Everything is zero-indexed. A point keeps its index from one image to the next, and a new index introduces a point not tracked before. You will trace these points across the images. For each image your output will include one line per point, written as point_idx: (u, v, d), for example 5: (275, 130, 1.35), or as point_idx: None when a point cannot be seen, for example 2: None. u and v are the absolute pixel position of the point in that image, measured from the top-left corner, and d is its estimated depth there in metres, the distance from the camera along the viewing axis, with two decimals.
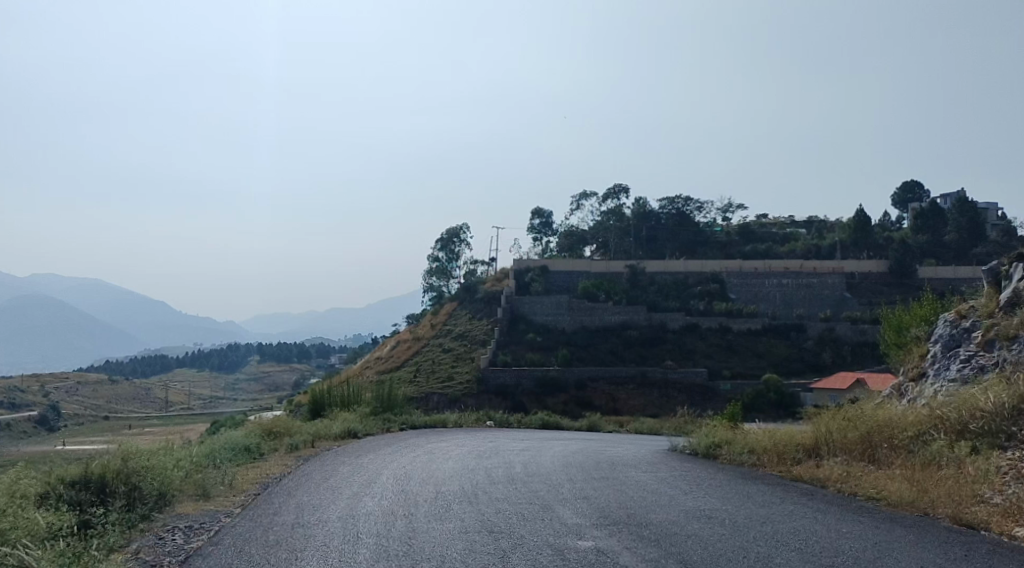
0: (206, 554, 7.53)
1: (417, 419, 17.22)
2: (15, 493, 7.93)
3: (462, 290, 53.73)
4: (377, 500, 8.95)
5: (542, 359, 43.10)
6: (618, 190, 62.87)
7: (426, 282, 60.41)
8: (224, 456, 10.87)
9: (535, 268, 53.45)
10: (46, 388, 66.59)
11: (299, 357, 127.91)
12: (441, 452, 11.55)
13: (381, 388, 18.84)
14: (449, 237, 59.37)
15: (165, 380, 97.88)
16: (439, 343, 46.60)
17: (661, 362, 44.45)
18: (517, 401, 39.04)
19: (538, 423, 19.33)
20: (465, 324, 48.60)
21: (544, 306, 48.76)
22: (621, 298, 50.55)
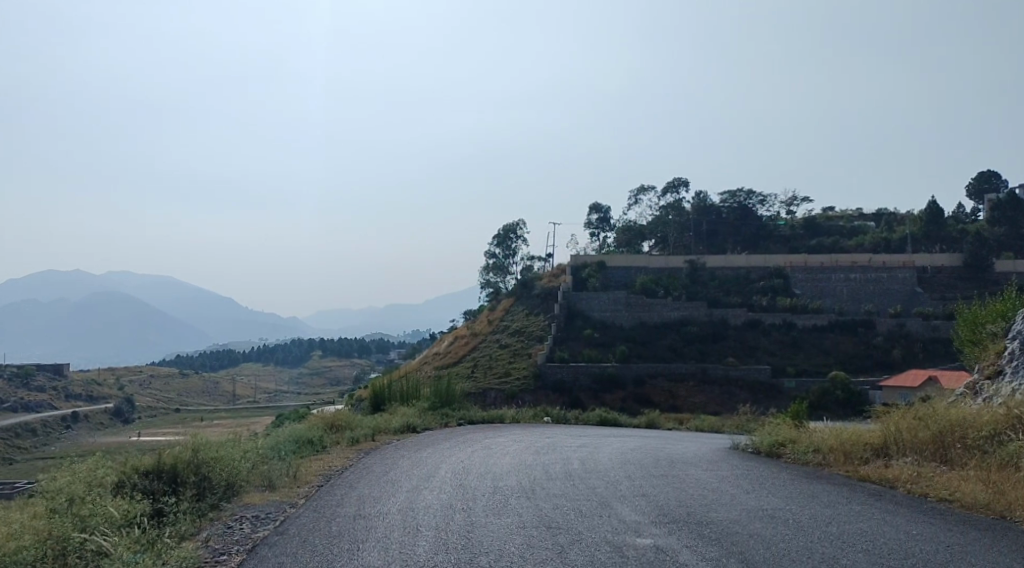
0: (272, 543, 7.76)
1: (475, 414, 17.33)
2: (93, 483, 8.31)
3: (519, 286, 53.80)
4: (436, 493, 9.04)
5: (600, 356, 42.84)
6: (677, 183, 61.90)
7: (483, 278, 60.71)
8: (288, 448, 11.13)
9: (593, 263, 53.13)
10: (122, 382, 69.70)
11: (360, 352, 130.46)
12: (498, 447, 11.57)
13: (439, 383, 19.00)
14: (506, 233, 59.49)
15: (232, 374, 101.26)
16: (497, 339, 46.80)
17: (722, 358, 43.68)
18: (575, 398, 38.93)
19: (596, 420, 19.21)
20: (523, 320, 48.67)
21: (602, 302, 48.46)
22: (681, 293, 49.79)
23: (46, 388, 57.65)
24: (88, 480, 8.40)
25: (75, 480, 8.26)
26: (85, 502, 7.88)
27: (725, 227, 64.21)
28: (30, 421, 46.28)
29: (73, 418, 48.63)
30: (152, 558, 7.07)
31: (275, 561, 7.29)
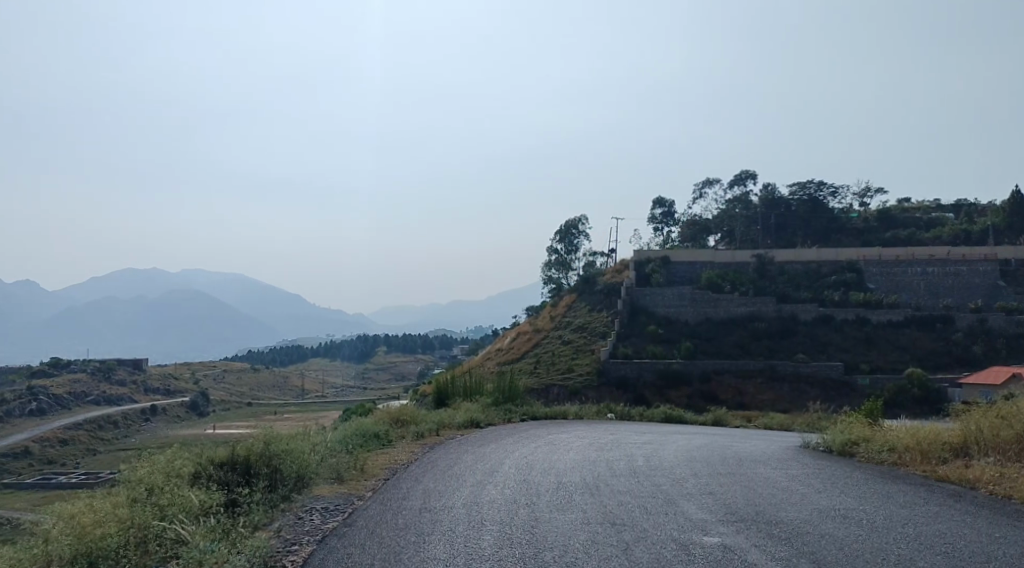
0: (341, 534, 7.93)
1: (538, 410, 17.31)
2: (171, 473, 8.66)
3: (581, 283, 53.51)
4: (500, 488, 9.08)
5: (664, 352, 42.26)
6: (745, 176, 60.48)
7: (545, 274, 60.67)
8: (355, 442, 11.34)
9: (656, 259, 52.48)
10: (198, 377, 72.47)
11: (424, 348, 132.24)
12: (561, 444, 11.54)
13: (502, 378, 19.06)
14: (568, 228, 59.24)
15: (301, 370, 104.13)
16: (559, 335, 46.67)
17: (792, 355, 42.58)
18: (639, 394, 38.51)
19: (661, 416, 18.99)
20: (585, 316, 48.44)
21: (666, 298, 47.79)
22: (749, 288, 48.68)
23: (127, 382, 60.39)
24: (167, 472, 8.77)
25: (155, 471, 8.64)
26: (165, 492, 8.24)
27: (794, 221, 62.42)
28: (112, 413, 48.60)
29: (152, 411, 50.82)
30: (226, 547, 7.35)
31: (344, 552, 7.47)
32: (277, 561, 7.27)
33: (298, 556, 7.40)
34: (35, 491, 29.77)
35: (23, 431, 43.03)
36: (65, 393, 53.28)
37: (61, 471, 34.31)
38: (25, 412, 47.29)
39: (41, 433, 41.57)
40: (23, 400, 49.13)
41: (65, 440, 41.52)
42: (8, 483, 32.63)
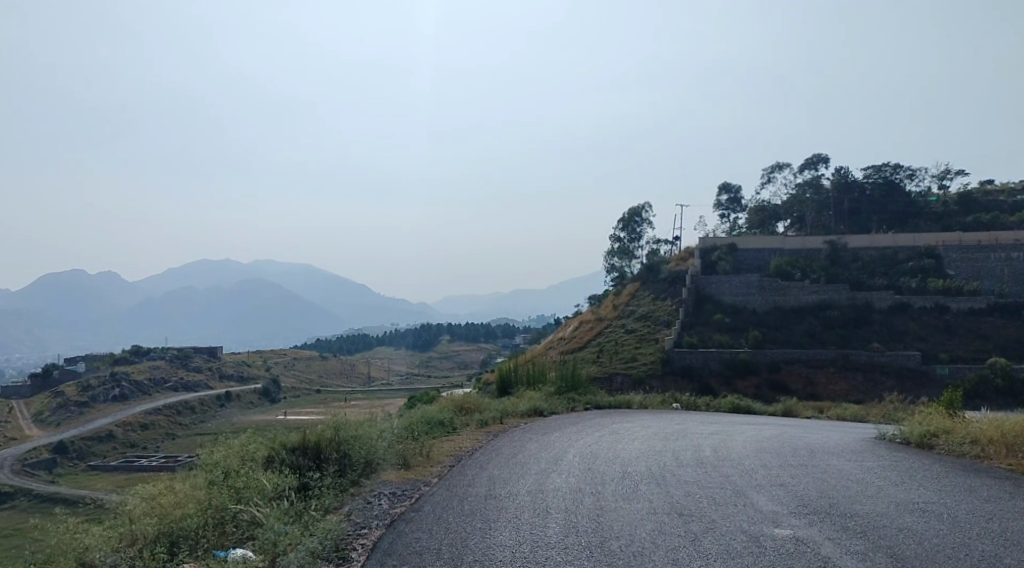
0: (409, 519, 8.08)
1: (603, 399, 17.25)
2: (246, 457, 8.97)
3: (645, 271, 52.69)
4: (565, 477, 9.08)
5: (731, 341, 41.41)
6: (818, 159, 58.51)
7: (608, 262, 59.88)
8: (421, 429, 11.50)
9: (723, 246, 51.30)
10: (269, 364, 74.89)
11: (486, 336, 133.21)
12: (626, 433, 11.44)
13: (565, 366, 19.04)
14: (630, 216, 58.11)
15: (368, 358, 107.08)
16: (622, 324, 46.20)
17: (866, 344, 41.09)
18: (705, 383, 37.86)
19: (727, 406, 18.71)
20: (649, 305, 47.75)
21: (733, 286, 46.86)
22: (820, 276, 47.22)
23: (203, 368, 62.81)
24: (241, 456, 9.07)
25: (231, 455, 8.97)
26: (240, 474, 8.54)
27: (868, 206, 59.96)
28: (190, 399, 50.67)
29: (226, 397, 52.70)
30: (299, 529, 7.56)
31: (412, 536, 7.60)
32: (349, 543, 7.46)
33: (368, 539, 7.56)
34: (127, 472, 31.27)
35: (107, 415, 45.24)
36: (145, 378, 55.74)
37: (145, 454, 35.99)
38: (109, 397, 49.71)
39: (123, 417, 43.57)
40: (107, 385, 51.64)
41: (146, 424, 43.41)
42: (97, 466, 34.53)
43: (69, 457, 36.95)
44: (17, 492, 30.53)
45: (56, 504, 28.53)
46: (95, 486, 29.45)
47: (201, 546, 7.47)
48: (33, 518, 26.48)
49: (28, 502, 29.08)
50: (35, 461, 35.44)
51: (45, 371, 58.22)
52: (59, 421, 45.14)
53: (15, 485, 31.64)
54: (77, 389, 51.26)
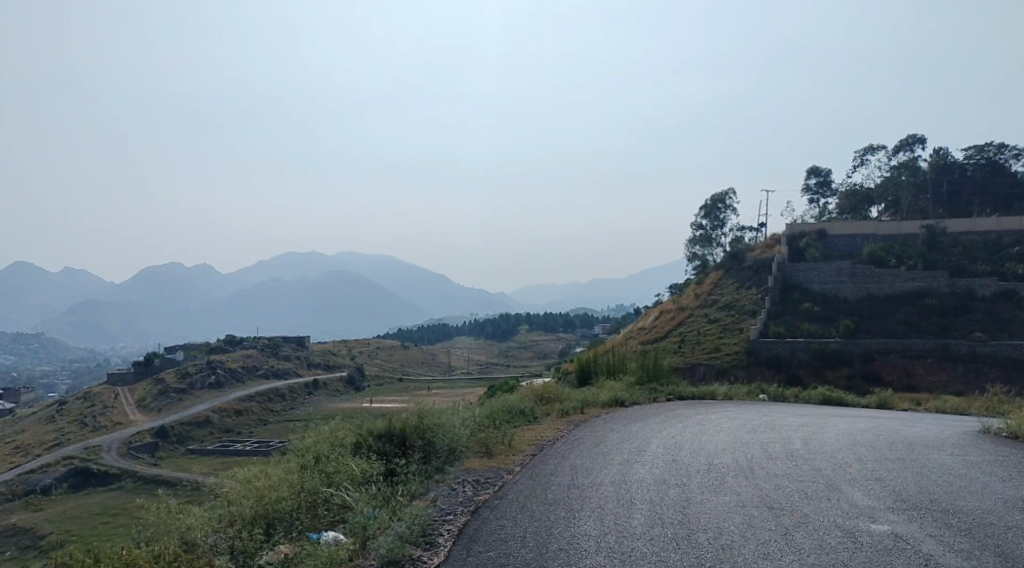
0: (493, 507, 8.14)
1: (684, 390, 17.00)
2: (335, 444, 9.30)
3: (729, 259, 48.99)
4: (649, 468, 8.99)
5: (822, 330, 37.43)
6: (913, 138, 54.32)
7: (689, 252, 55.98)
8: (503, 418, 11.57)
9: (811, 233, 46.51)
10: (354, 354, 76.81)
11: (565, 327, 131.92)
12: (711, 425, 11.22)
13: (646, 357, 18.75)
14: (711, 202, 54.13)
15: (449, 348, 109.04)
16: (704, 314, 42.81)
17: (967, 334, 35.73)
18: (794, 374, 33.99)
19: (817, 398, 18.16)
20: (733, 294, 44.02)
21: (823, 274, 42.47)
22: (917, 262, 41.70)
23: (291, 357, 64.82)
24: (331, 443, 9.43)
25: (321, 443, 9.34)
26: (330, 460, 8.84)
27: (970, 187, 54.07)
28: (281, 386, 52.78)
29: (314, 385, 54.83)
30: (387, 514, 7.73)
31: (496, 523, 7.67)
32: (435, 529, 7.58)
33: (454, 525, 7.67)
34: (225, 456, 33.38)
35: (204, 401, 47.45)
36: (239, 365, 57.97)
37: (239, 441, 37.79)
38: (205, 385, 51.96)
39: (220, 403, 45.67)
40: (203, 372, 54.03)
41: (240, 410, 45.32)
42: (195, 449, 37.16)
43: (169, 441, 38.80)
44: (122, 474, 32.56)
45: (158, 485, 30.28)
46: (196, 470, 31.03)
47: (295, 528, 7.81)
48: (140, 498, 28.22)
49: (132, 484, 31.04)
50: (138, 445, 37.42)
51: (147, 359, 61.40)
52: (160, 406, 47.50)
53: (121, 467, 33.57)
54: (175, 375, 53.82)
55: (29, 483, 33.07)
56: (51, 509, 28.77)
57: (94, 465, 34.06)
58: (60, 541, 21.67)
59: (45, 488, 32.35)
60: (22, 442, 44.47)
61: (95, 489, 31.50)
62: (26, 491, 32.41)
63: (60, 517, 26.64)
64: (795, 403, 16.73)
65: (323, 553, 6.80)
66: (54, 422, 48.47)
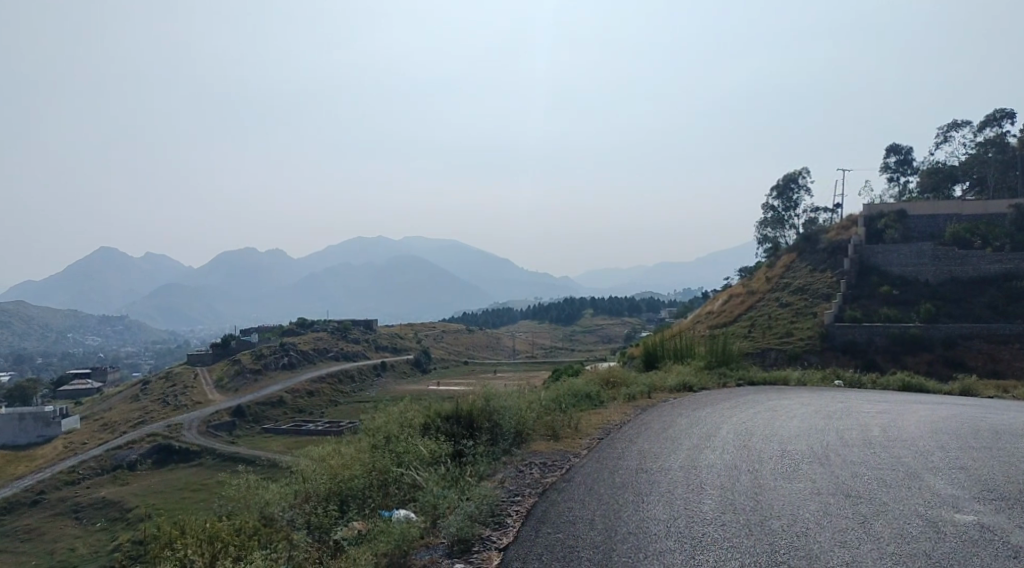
0: (560, 489, 8.15)
1: (755, 374, 16.69)
2: (404, 425, 9.51)
3: (802, 240, 45.89)
4: (720, 453, 8.86)
5: (901, 315, 33.43)
6: (1003, 111, 50.76)
7: (761, 234, 54.62)
8: (568, 402, 11.58)
9: (890, 213, 42.33)
10: (421, 337, 77.95)
11: (630, 310, 130.81)
12: (784, 411, 10.96)
13: (715, 341, 18.44)
14: (784, 182, 52.41)
15: (514, 332, 110.04)
16: (775, 298, 39.74)
17: None
18: (869, 361, 30.69)
19: (898, 383, 17.55)
20: (805, 277, 40.84)
21: (904, 256, 38.01)
22: (1005, 243, 36.37)
23: (361, 340, 66.17)
24: (400, 424, 9.65)
25: (391, 424, 9.59)
26: (400, 440, 9.01)
27: None
28: (350, 367, 54.25)
29: (382, 366, 56.24)
30: (456, 494, 7.83)
31: (564, 505, 7.67)
32: (504, 510, 7.64)
33: (522, 507, 7.71)
34: (300, 436, 34.68)
35: (278, 382, 49.00)
36: (311, 348, 59.57)
37: (311, 421, 39.20)
38: (278, 365, 53.67)
39: (294, 384, 47.16)
40: (277, 354, 55.59)
41: (312, 391, 46.61)
42: (270, 427, 38.89)
43: (245, 420, 40.18)
44: (202, 451, 33.88)
45: (235, 462, 31.43)
46: (273, 449, 32.22)
47: (367, 505, 7.98)
48: (218, 474, 29.41)
49: (211, 461, 32.32)
50: (217, 423, 38.84)
51: (225, 341, 63.77)
52: (236, 386, 49.39)
53: (201, 444, 34.88)
54: (251, 356, 55.67)
55: (116, 459, 34.80)
56: (138, 484, 30.30)
57: (176, 442, 35.51)
58: (150, 511, 22.78)
59: (131, 464, 34.03)
60: (109, 419, 46.77)
61: (178, 465, 33.05)
62: (114, 466, 34.17)
63: (144, 492, 27.97)
64: (878, 391, 15.92)
65: (395, 530, 6.94)
66: (138, 400, 50.79)
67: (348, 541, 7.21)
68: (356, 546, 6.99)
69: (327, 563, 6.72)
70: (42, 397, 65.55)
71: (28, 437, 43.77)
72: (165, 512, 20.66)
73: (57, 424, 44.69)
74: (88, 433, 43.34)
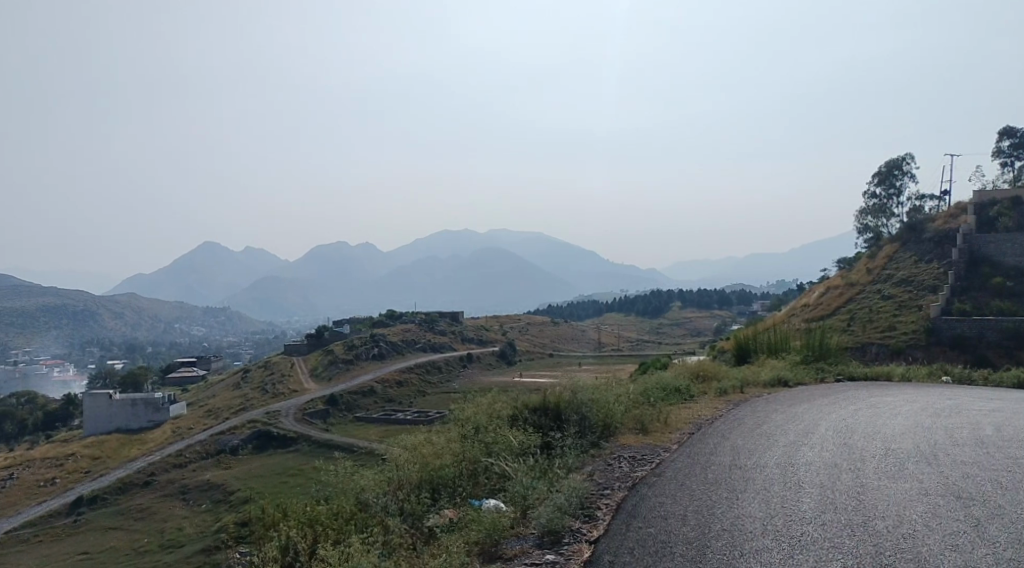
0: (651, 483, 8.03)
1: (856, 370, 16.06)
2: (493, 416, 9.65)
3: (906, 230, 43.64)
4: (818, 451, 8.57)
5: (1019, 308, 31.13)
6: None
7: (861, 223, 52.44)
8: (657, 395, 11.46)
9: (1005, 199, 39.53)
10: (506, 330, 78.52)
11: (720, 303, 127.89)
12: (887, 408, 10.50)
13: (813, 334, 17.85)
14: (886, 168, 50.08)
15: (600, 324, 109.64)
16: (877, 289, 37.79)
17: None
18: (981, 356, 28.70)
19: (1013, 381, 16.52)
20: (910, 267, 38.68)
21: (1019, 245, 35.24)
22: None
23: (447, 332, 67.07)
24: (488, 414, 9.78)
25: (480, 414, 9.74)
26: (489, 431, 9.13)
27: None
28: (438, 358, 55.16)
29: (468, 357, 56.94)
30: (546, 485, 7.85)
31: (656, 500, 7.56)
32: (593, 502, 7.61)
33: (612, 500, 7.65)
34: (390, 426, 35.44)
35: (369, 372, 50.27)
36: (400, 339, 60.89)
37: (401, 411, 40.02)
38: (369, 355, 55.08)
39: (384, 373, 48.33)
40: (368, 344, 57.03)
41: (401, 382, 47.62)
42: (361, 416, 39.99)
43: (339, 408, 41.40)
44: (298, 438, 35.09)
45: (331, 449, 32.42)
46: (368, 438, 33.10)
47: (458, 493, 8.13)
48: (316, 460, 30.52)
49: (307, 447, 33.45)
50: (312, 411, 40.16)
51: (318, 332, 65.97)
52: (329, 376, 51.04)
53: (297, 431, 36.16)
54: (343, 347, 57.37)
55: (219, 444, 36.49)
56: (240, 468, 31.73)
57: (274, 428, 36.93)
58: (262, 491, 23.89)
59: (233, 449, 35.68)
60: (213, 405, 49.19)
61: (275, 451, 34.34)
62: (217, 451, 35.86)
63: (247, 476, 29.22)
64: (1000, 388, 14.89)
65: (486, 519, 7.03)
66: (239, 388, 53.14)
67: (441, 528, 7.33)
68: (448, 533, 7.12)
69: (421, 549, 6.86)
70: (153, 383, 69.79)
71: (140, 422, 46.56)
72: (280, 493, 21.60)
73: (166, 410, 47.29)
74: (194, 419, 45.69)
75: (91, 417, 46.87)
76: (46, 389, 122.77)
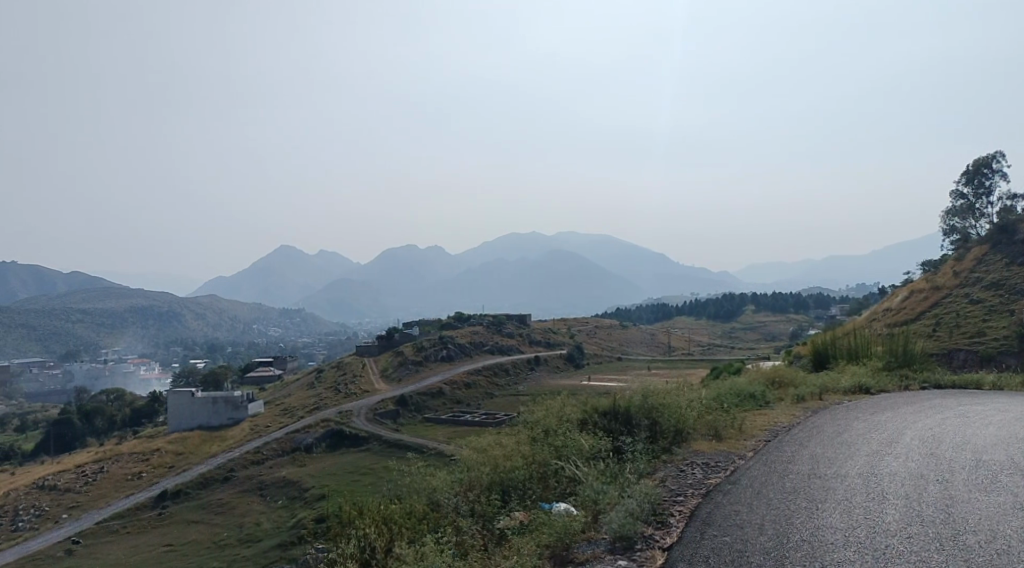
0: (726, 491, 7.89)
1: (943, 377, 15.37)
2: (563, 420, 9.63)
3: (997, 232, 41.63)
4: (902, 461, 8.26)
5: None
6: None
7: (948, 225, 50.40)
8: (730, 401, 11.25)
9: None
10: (574, 332, 78.50)
11: (795, 307, 124.71)
12: (977, 418, 10.03)
13: (896, 339, 17.18)
14: (975, 167, 47.90)
15: (669, 328, 108.44)
16: (964, 293, 36.20)
17: None
18: None
19: None
20: (1003, 269, 36.93)
21: None
22: None
23: (514, 334, 67.25)
24: (558, 418, 9.79)
25: (550, 417, 9.73)
26: (559, 434, 9.13)
27: None
28: (506, 361, 55.42)
29: (535, 360, 56.95)
30: (617, 490, 7.76)
31: (731, 508, 7.40)
32: (666, 509, 7.50)
33: (685, 507, 7.53)
34: (459, 427, 35.76)
35: (437, 373, 50.86)
36: (468, 340, 61.43)
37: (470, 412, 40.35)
38: (437, 357, 55.74)
39: (451, 375, 48.82)
40: (436, 346, 57.72)
41: (468, 383, 47.99)
42: (430, 417, 40.49)
43: (408, 409, 42.02)
44: (370, 437, 35.77)
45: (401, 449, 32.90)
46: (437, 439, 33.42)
47: (529, 496, 8.14)
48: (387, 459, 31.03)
49: (378, 447, 34.05)
50: (383, 411, 40.86)
51: (388, 333, 67.16)
52: (399, 376, 51.86)
53: (368, 430, 36.88)
54: (413, 348, 58.24)
55: (294, 441, 37.46)
56: (313, 465, 32.48)
57: (346, 427, 37.72)
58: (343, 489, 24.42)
59: (307, 447, 36.60)
60: (288, 404, 50.62)
61: (348, 450, 35.05)
62: (292, 448, 36.84)
63: (322, 473, 29.92)
64: None
65: (558, 523, 7.01)
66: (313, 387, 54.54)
67: (512, 530, 7.36)
68: (520, 536, 7.13)
69: (493, 550, 6.90)
70: (232, 381, 72.34)
71: (219, 419, 48.22)
72: (366, 491, 22.05)
73: (244, 408, 48.79)
74: (270, 417, 47.10)
75: (174, 414, 48.80)
76: (136, 387, 128.55)
